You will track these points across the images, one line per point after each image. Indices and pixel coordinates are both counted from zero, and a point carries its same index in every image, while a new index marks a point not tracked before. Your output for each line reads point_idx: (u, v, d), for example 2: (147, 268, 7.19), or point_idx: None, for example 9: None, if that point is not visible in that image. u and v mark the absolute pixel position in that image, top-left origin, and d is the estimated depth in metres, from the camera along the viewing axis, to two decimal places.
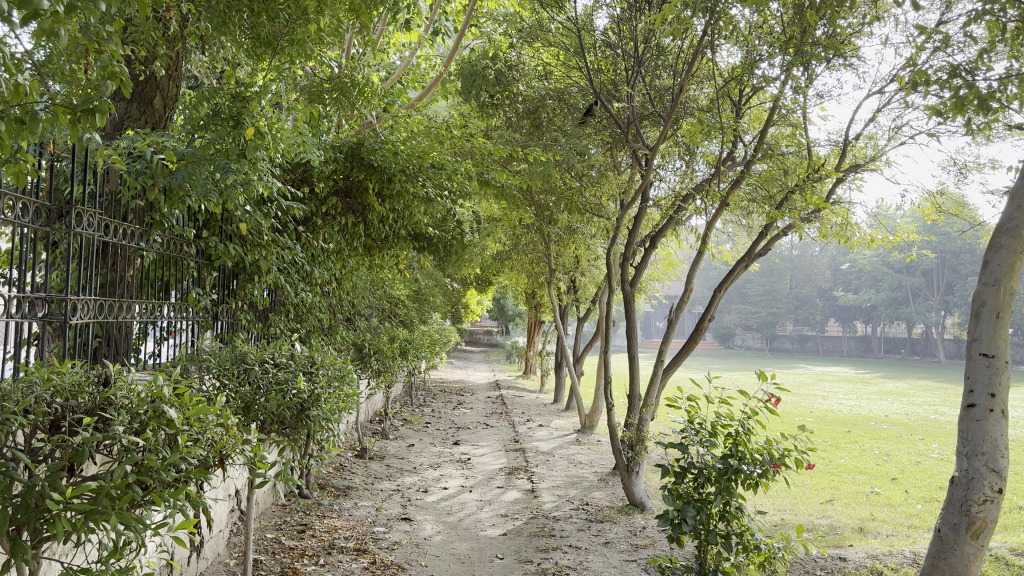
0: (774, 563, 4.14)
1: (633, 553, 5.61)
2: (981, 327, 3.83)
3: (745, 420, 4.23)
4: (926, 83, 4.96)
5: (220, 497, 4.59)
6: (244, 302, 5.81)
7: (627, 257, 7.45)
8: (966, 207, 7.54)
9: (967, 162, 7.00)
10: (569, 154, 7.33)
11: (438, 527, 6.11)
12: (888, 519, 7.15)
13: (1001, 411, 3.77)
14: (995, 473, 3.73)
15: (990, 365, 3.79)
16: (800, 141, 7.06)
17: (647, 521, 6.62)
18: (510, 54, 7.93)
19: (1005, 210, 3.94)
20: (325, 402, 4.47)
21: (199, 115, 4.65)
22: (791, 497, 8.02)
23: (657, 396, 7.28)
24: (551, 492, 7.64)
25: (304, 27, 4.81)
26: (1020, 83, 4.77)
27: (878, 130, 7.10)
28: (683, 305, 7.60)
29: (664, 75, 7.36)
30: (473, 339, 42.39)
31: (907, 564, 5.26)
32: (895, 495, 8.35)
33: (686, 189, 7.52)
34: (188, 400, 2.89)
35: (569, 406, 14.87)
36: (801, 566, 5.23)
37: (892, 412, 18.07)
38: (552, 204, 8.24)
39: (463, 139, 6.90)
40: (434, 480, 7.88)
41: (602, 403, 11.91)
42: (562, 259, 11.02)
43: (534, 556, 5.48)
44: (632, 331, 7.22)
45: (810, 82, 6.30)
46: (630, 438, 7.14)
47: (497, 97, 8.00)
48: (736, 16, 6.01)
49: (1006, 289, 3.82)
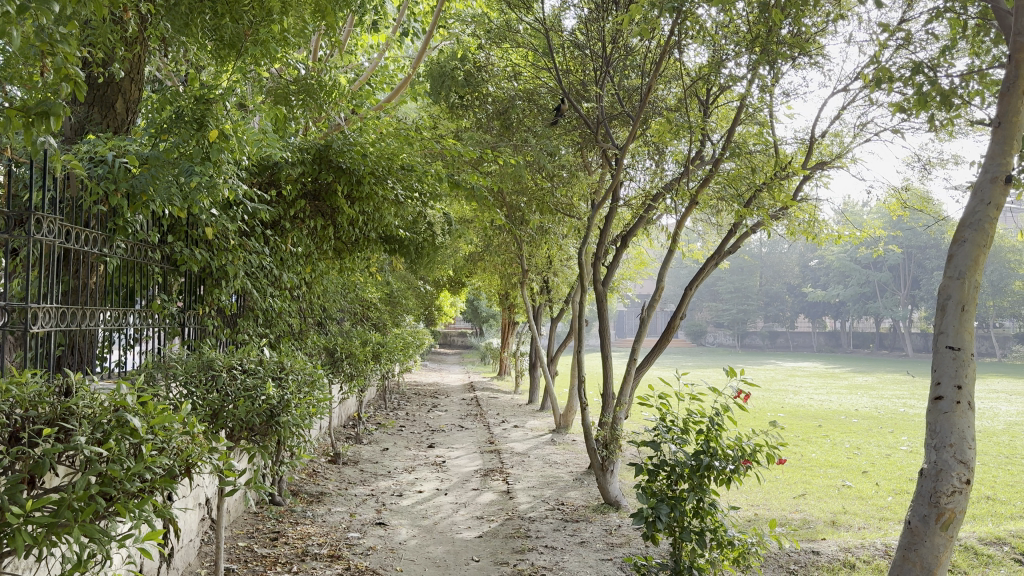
0: (748, 559, 4.16)
1: (609, 552, 5.62)
2: (948, 320, 3.87)
3: (716, 417, 4.24)
4: (890, 79, 5.00)
5: (187, 505, 4.52)
6: (211, 309, 5.73)
7: (599, 257, 7.41)
8: (931, 202, 7.66)
9: (930, 158, 7.11)
10: (540, 154, 7.30)
11: (413, 531, 6.08)
12: (860, 512, 7.24)
13: (968, 403, 3.82)
14: (963, 464, 3.76)
15: (956, 357, 3.84)
16: (767, 140, 7.18)
17: (622, 520, 6.63)
18: (479, 55, 7.87)
19: (968, 204, 4.00)
20: (295, 408, 4.40)
21: (161, 119, 4.56)
22: (764, 492, 8.10)
23: (630, 395, 7.26)
24: (526, 493, 7.64)
25: (268, 27, 4.79)
26: (981, 79, 4.86)
27: (844, 128, 7.17)
28: (655, 304, 7.59)
29: (633, 75, 7.37)
30: (448, 342, 42.26)
31: (879, 556, 5.32)
32: (866, 488, 8.47)
33: (656, 188, 7.59)
34: (152, 408, 2.83)
35: (544, 405, 14.89)
36: (775, 561, 5.26)
37: (861, 406, 18.35)
38: (524, 205, 8.23)
39: (433, 140, 6.86)
40: (408, 484, 7.83)
41: (576, 402, 11.90)
42: (536, 260, 10.97)
43: (509, 557, 5.46)
44: (604, 331, 7.18)
45: (775, 81, 6.37)
46: (604, 437, 7.12)
47: (466, 98, 7.97)
48: (702, 16, 6.08)
49: (970, 282, 3.87)
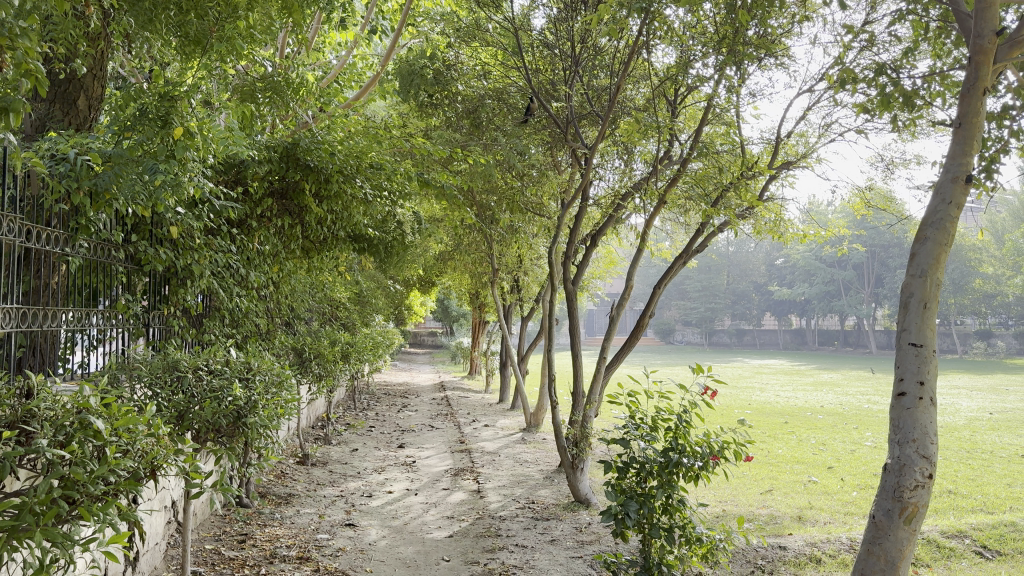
0: (716, 554, 4.20)
1: (579, 549, 5.64)
2: (910, 318, 3.95)
3: (684, 414, 4.27)
4: (854, 80, 5.08)
5: (153, 509, 4.45)
6: (177, 309, 5.64)
7: (569, 256, 7.41)
8: (893, 202, 7.80)
9: (893, 158, 7.24)
10: (510, 153, 7.26)
11: (383, 531, 6.04)
12: (826, 507, 7.35)
13: (930, 398, 3.89)
14: (926, 459, 3.83)
15: (919, 354, 3.91)
16: (734, 140, 7.24)
17: (593, 517, 6.65)
18: (449, 53, 7.84)
19: (930, 204, 4.08)
20: (262, 408, 4.34)
21: (124, 115, 4.46)
22: (732, 488, 8.19)
23: (600, 393, 7.28)
24: (497, 492, 7.63)
25: (234, 24, 4.72)
26: (942, 81, 4.96)
27: (809, 128, 7.27)
28: (624, 303, 7.62)
29: (601, 75, 7.39)
30: (417, 341, 42.07)
31: (844, 550, 5.41)
32: (831, 483, 8.60)
33: (625, 188, 7.65)
34: (116, 410, 2.78)
35: (514, 404, 14.91)
36: (742, 556, 5.32)
37: (826, 402, 18.64)
38: (494, 204, 8.22)
39: (402, 138, 6.81)
40: (378, 484, 7.78)
41: (547, 401, 11.93)
42: (506, 259, 10.98)
43: (480, 557, 5.45)
44: (574, 329, 7.19)
45: (742, 82, 6.43)
46: (574, 436, 7.13)
47: (436, 97, 7.90)
48: (670, 17, 6.11)
49: (932, 280, 3.95)
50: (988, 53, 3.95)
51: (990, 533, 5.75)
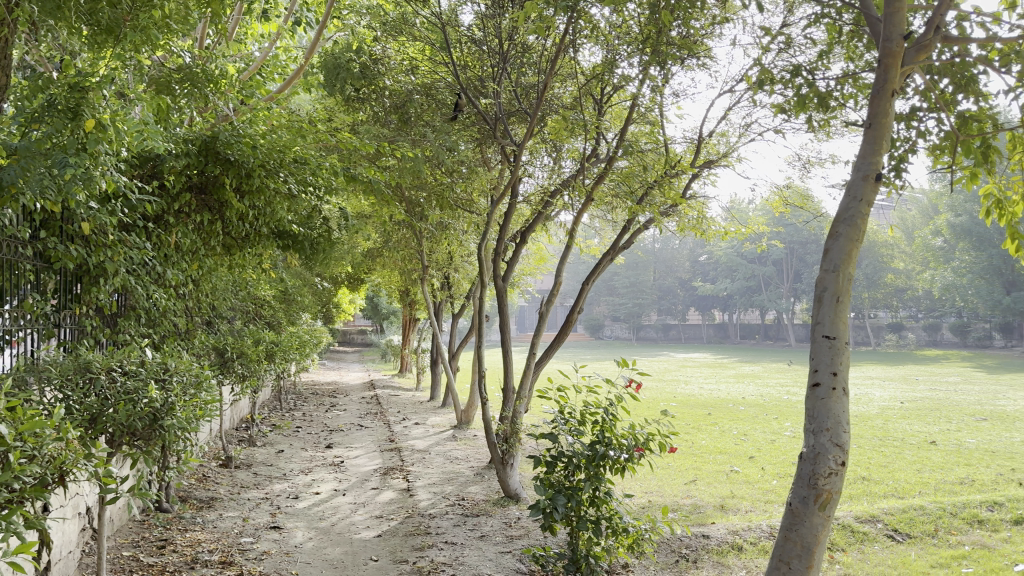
0: (641, 544, 4.31)
1: (508, 544, 5.66)
2: (824, 311, 4.09)
3: (611, 407, 4.34)
4: (771, 81, 5.23)
5: (64, 516, 4.27)
6: (90, 308, 5.44)
7: (499, 252, 7.40)
8: (810, 199, 8.08)
9: (809, 157, 7.51)
10: (438, 150, 7.17)
11: (309, 533, 5.94)
12: (747, 495, 7.57)
13: (843, 389, 4.03)
14: (838, 447, 3.98)
15: (832, 346, 4.05)
16: (658, 139, 7.37)
17: (522, 512, 6.69)
18: (375, 47, 7.77)
19: (841, 201, 4.23)
20: (180, 410, 4.20)
21: (31, 106, 4.25)
22: (658, 480, 8.36)
23: (530, 389, 7.32)
24: (426, 490, 7.60)
25: (149, 14, 4.55)
26: (854, 83, 5.15)
27: (730, 128, 7.48)
28: (553, 299, 7.68)
29: (529, 73, 7.42)
30: (347, 340, 41.53)
31: (764, 537, 5.58)
32: (752, 472, 8.86)
33: (554, 185, 7.72)
34: (21, 414, 2.65)
35: (444, 402, 14.88)
36: (667, 546, 5.44)
37: (748, 394, 19.21)
38: (423, 200, 8.17)
39: (327, 133, 6.69)
40: (305, 485, 7.64)
41: (477, 398, 11.93)
42: (435, 255, 10.93)
43: (408, 555, 5.41)
44: (504, 325, 7.20)
45: (665, 82, 6.56)
46: (504, 432, 7.13)
47: (363, 91, 7.82)
48: (596, 17, 6.18)
49: (843, 275, 4.10)
50: (896, 56, 4.12)
51: (900, 517, 6.00)
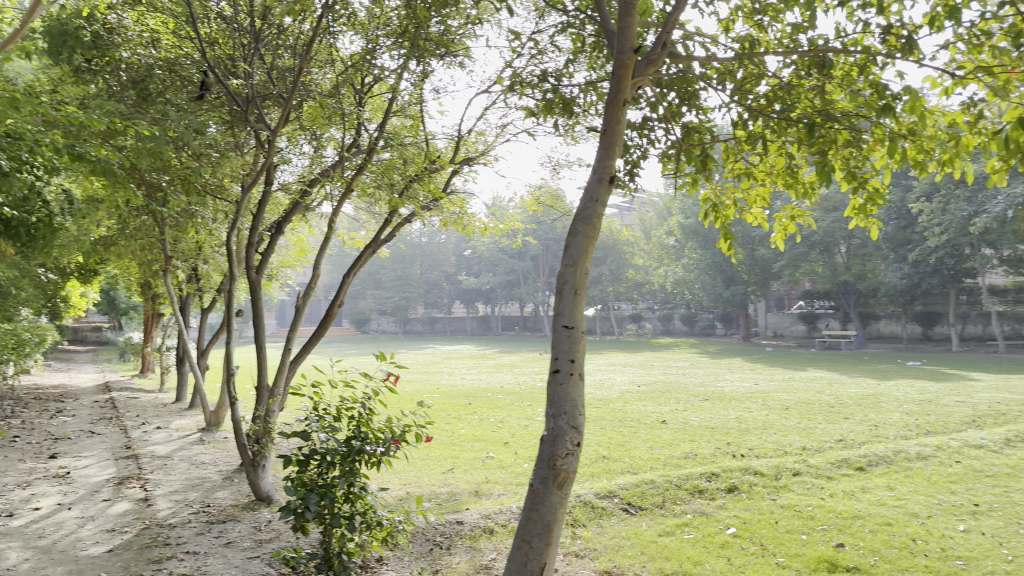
0: (395, 537, 4.37)
1: (257, 548, 5.41)
2: (564, 303, 4.32)
3: (367, 402, 4.30)
4: (522, 84, 5.48)
5: None
6: None
7: (252, 243, 7.02)
8: (560, 199, 8.60)
9: (559, 159, 7.98)
10: (183, 131, 6.44)
11: (24, 555, 5.25)
12: (500, 480, 7.88)
13: (579, 374, 4.28)
14: (574, 429, 4.20)
15: (571, 335, 4.28)
16: (418, 133, 7.43)
17: (275, 514, 6.42)
18: (109, 16, 7.11)
19: (580, 201, 4.52)
20: None
21: None
22: (416, 471, 8.45)
23: (284, 386, 7.03)
24: (168, 497, 7.04)
25: None
26: (596, 91, 5.53)
27: (486, 127, 7.74)
28: (310, 292, 7.45)
29: (285, 56, 7.13)
30: (79, 337, 37.36)
31: (513, 519, 5.85)
32: (506, 458, 9.25)
33: (313, 174, 7.49)
34: None
35: (193, 402, 13.91)
36: (421, 536, 5.52)
37: (505, 383, 20.04)
38: (166, 185, 7.53)
39: (47, 104, 5.94)
40: (20, 502, 6.75)
41: (229, 397, 11.28)
42: (181, 245, 10.16)
43: (144, 570, 4.98)
44: (257, 320, 6.86)
45: (425, 77, 6.64)
46: (256, 432, 6.79)
47: (94, 62, 7.07)
48: (354, 5, 6.08)
49: (581, 269, 4.37)
50: (627, 67, 4.45)
51: (633, 491, 6.58)
